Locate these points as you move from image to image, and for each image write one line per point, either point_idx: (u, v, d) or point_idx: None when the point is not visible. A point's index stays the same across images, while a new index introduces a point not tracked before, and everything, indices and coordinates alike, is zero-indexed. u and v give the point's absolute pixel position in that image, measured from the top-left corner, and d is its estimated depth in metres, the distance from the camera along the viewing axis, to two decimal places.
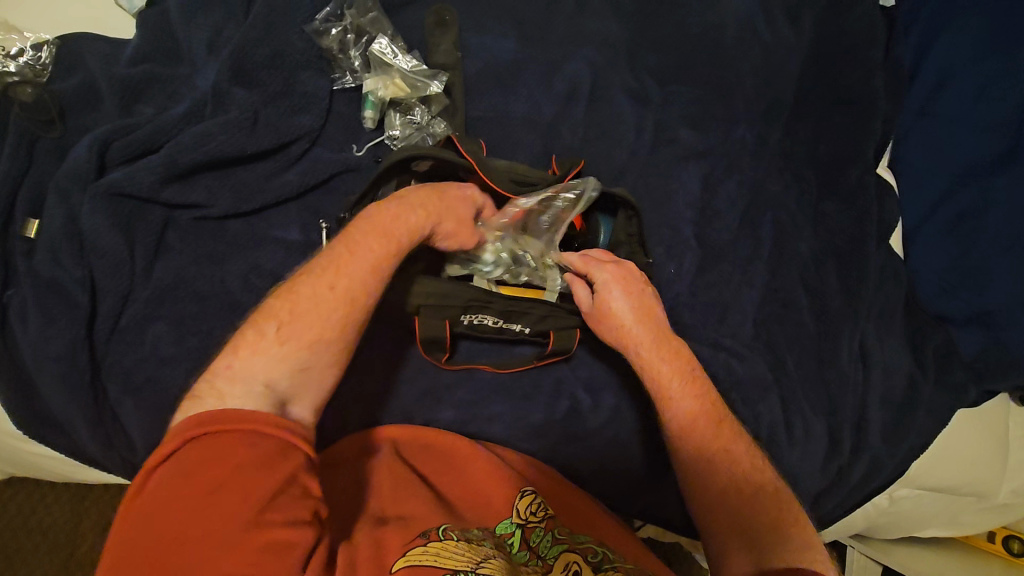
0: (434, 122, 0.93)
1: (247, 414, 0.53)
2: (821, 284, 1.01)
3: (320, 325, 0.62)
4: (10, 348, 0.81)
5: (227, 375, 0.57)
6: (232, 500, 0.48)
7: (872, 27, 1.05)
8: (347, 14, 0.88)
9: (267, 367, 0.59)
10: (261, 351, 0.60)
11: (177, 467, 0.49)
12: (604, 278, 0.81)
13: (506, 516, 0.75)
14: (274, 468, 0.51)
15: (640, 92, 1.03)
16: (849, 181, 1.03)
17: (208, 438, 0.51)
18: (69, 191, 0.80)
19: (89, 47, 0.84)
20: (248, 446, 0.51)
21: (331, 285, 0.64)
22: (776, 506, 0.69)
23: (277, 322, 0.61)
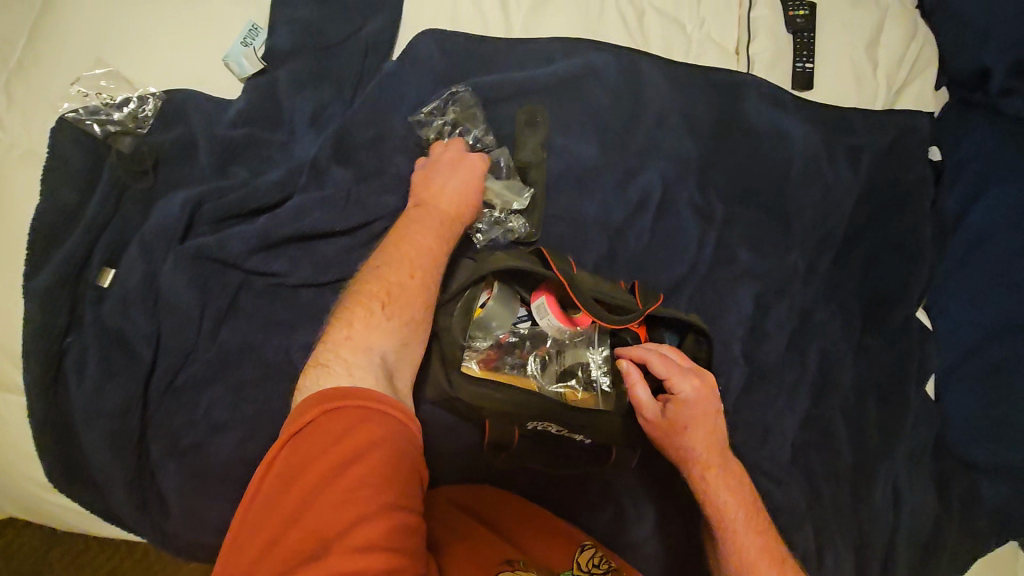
0: (513, 219, 0.96)
1: (372, 395, 0.61)
2: (860, 418, 1.04)
3: (412, 304, 0.73)
4: (58, 397, 0.78)
5: (349, 345, 0.68)
6: (366, 476, 0.55)
7: (924, 183, 1.12)
8: (450, 110, 0.91)
9: (381, 342, 0.70)
10: (373, 325, 0.70)
11: (313, 433, 0.57)
12: (684, 395, 0.80)
13: (568, 566, 0.82)
14: (399, 452, 0.58)
15: (706, 210, 1.07)
16: (895, 321, 1.07)
17: (343, 410, 0.59)
18: (154, 247, 0.79)
19: (192, 103, 0.84)
20: (379, 425, 0.59)
21: (412, 272, 0.75)
22: None
23: (381, 300, 0.72)
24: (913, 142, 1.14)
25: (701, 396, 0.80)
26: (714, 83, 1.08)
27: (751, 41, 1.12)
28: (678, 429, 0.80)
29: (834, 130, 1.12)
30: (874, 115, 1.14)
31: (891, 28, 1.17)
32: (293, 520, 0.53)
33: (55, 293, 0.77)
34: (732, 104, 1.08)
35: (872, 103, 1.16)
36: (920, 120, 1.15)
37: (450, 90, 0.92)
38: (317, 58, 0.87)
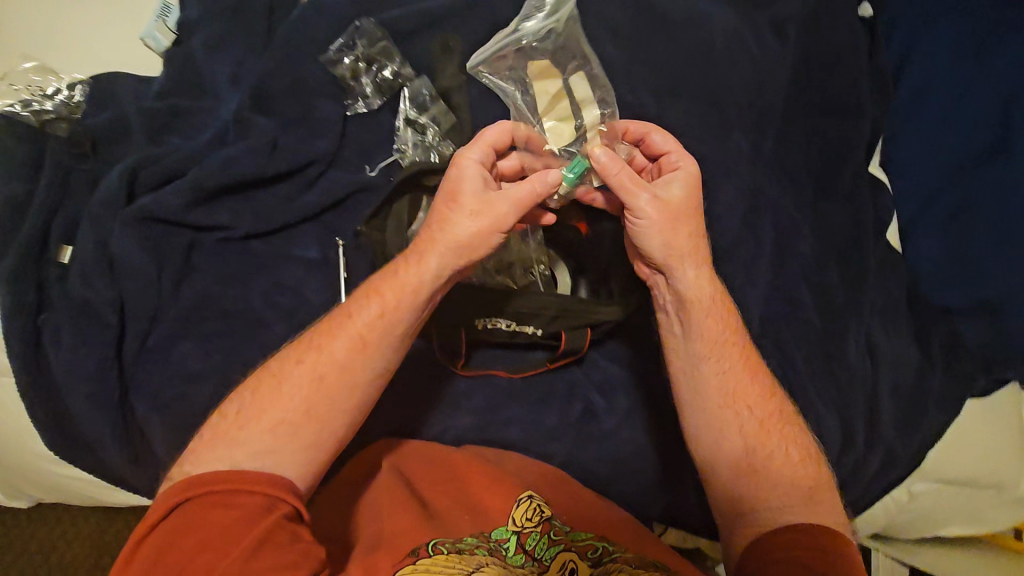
0: (443, 143, 0.97)
1: (235, 476, 0.61)
2: (824, 282, 1.04)
3: (284, 407, 0.66)
4: (42, 371, 0.84)
5: (227, 441, 0.65)
6: (216, 554, 0.55)
7: (855, 39, 1.11)
8: (359, 45, 0.95)
9: (239, 448, 0.64)
10: (228, 431, 0.66)
11: (159, 536, 0.57)
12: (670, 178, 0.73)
13: (502, 523, 0.72)
14: (258, 520, 0.59)
15: (637, 107, 1.09)
16: (844, 181, 1.07)
17: (195, 504, 0.58)
18: (102, 217, 0.84)
19: (119, 84, 0.90)
20: (232, 507, 0.59)
21: (298, 361, 0.69)
22: (788, 461, 0.74)
23: (243, 406, 0.68)
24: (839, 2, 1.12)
25: (689, 183, 0.73)
26: None
27: None
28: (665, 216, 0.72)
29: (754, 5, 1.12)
30: None
31: None
32: None
33: (20, 274, 0.82)
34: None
35: None
36: None
37: (354, 25, 0.95)
38: (225, 20, 0.91)
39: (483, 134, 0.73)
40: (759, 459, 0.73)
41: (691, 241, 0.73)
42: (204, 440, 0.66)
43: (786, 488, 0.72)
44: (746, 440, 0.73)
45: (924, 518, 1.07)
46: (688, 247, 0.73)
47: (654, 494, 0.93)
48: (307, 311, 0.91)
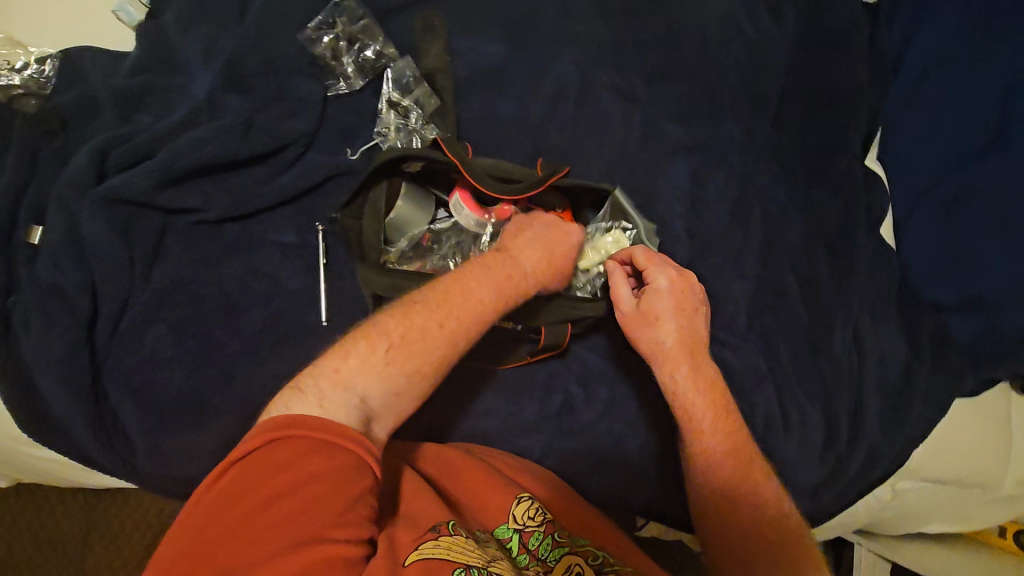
0: (427, 128, 0.95)
1: (321, 423, 0.59)
2: (813, 275, 1.02)
3: (422, 358, 0.67)
4: (12, 354, 0.83)
5: (333, 377, 0.63)
6: (304, 505, 0.54)
7: (852, 25, 1.08)
8: (338, 23, 0.92)
9: (366, 382, 0.64)
10: (367, 365, 0.64)
11: (251, 469, 0.55)
12: (660, 282, 0.81)
13: (503, 520, 0.73)
14: (345, 475, 0.57)
15: (626, 91, 1.06)
16: (838, 172, 1.04)
17: (292, 441, 0.57)
18: (71, 198, 0.82)
19: (91, 59, 0.87)
20: (328, 457, 0.57)
21: (441, 321, 0.69)
22: (781, 530, 0.71)
23: (388, 342, 0.66)
24: None
25: (677, 287, 0.82)
26: None
27: None
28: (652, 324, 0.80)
29: None
30: None
31: None
32: (218, 536, 0.52)
33: None
34: None
35: None
36: None
37: (334, 2, 0.92)
38: None
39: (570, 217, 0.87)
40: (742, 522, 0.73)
41: (678, 339, 0.80)
42: (350, 356, 0.65)
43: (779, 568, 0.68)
44: (733, 519, 0.74)
45: (906, 515, 1.07)
46: (672, 355, 0.80)
47: (631, 488, 0.92)
48: (283, 297, 0.90)
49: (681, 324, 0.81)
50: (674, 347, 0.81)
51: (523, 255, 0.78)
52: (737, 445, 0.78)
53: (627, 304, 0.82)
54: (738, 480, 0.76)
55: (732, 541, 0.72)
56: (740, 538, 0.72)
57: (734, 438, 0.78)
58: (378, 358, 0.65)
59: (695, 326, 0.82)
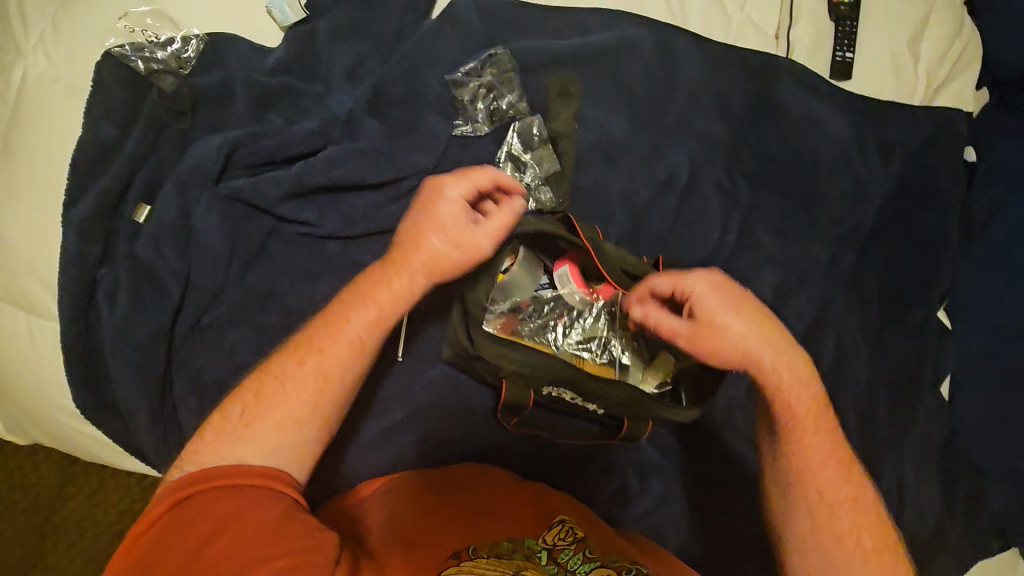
0: (541, 189, 0.96)
1: (227, 470, 0.64)
2: (870, 411, 1.05)
3: (294, 408, 0.68)
4: (90, 327, 0.80)
5: (207, 456, 0.65)
6: (240, 535, 0.59)
7: (954, 181, 1.11)
8: (487, 72, 0.93)
9: (237, 446, 0.66)
10: (226, 431, 0.67)
11: (181, 515, 0.61)
12: (698, 287, 0.75)
13: (534, 538, 0.78)
14: (268, 506, 0.62)
15: (732, 193, 1.07)
16: (913, 319, 1.07)
17: (208, 488, 0.62)
18: (189, 186, 0.80)
19: (233, 47, 0.85)
20: (234, 496, 0.62)
21: (304, 360, 0.71)
22: (864, 521, 0.74)
23: (253, 395, 0.69)
24: (947, 140, 1.12)
25: (711, 281, 0.76)
26: (751, 65, 1.07)
27: (793, 26, 1.11)
28: (718, 327, 0.73)
29: (869, 122, 1.10)
30: (911, 110, 1.12)
31: (938, 21, 1.15)
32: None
33: (91, 224, 0.79)
34: (768, 88, 1.07)
35: (910, 99, 1.14)
36: (956, 117, 1.13)
37: (488, 51, 0.94)
38: (357, 11, 0.88)
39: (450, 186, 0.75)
40: (832, 517, 0.73)
41: (769, 330, 0.75)
42: (205, 440, 0.66)
43: (851, 558, 0.71)
44: (812, 514, 0.74)
45: None
46: (762, 350, 0.75)
47: None
48: None
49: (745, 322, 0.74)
50: (754, 337, 0.74)
51: (415, 246, 0.74)
52: (824, 435, 0.77)
53: (680, 322, 0.75)
54: (818, 469, 0.75)
55: (811, 548, 0.73)
56: (821, 540, 0.73)
57: (817, 429, 0.76)
58: (236, 423, 0.67)
59: (774, 334, 0.76)
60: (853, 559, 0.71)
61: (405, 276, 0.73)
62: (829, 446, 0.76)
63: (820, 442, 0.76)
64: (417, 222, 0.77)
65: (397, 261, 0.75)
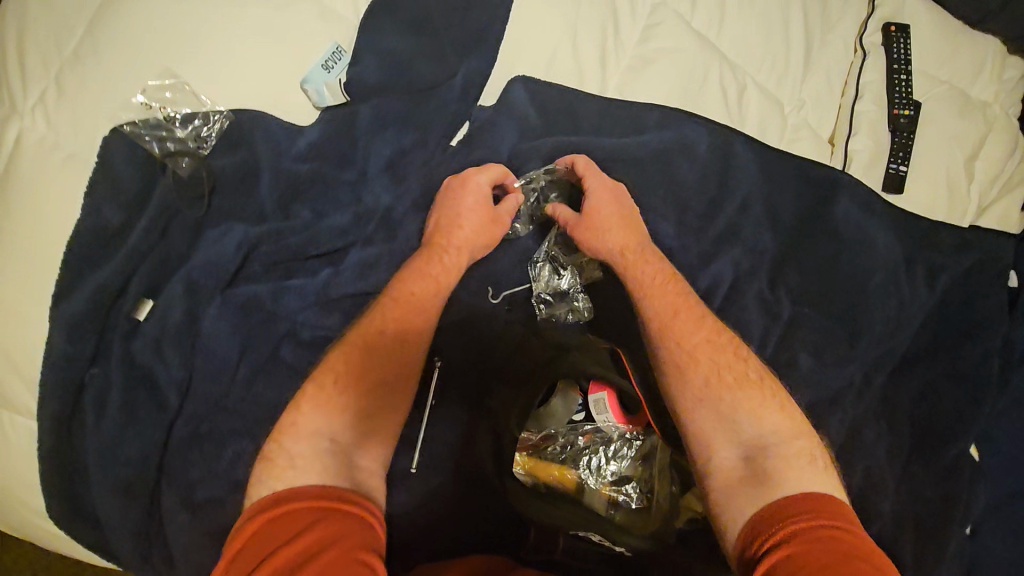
0: (580, 296, 0.89)
1: (306, 492, 0.54)
2: (894, 549, 1.00)
3: (381, 373, 0.68)
4: (73, 431, 0.71)
5: (293, 432, 0.62)
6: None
7: (1000, 313, 1.07)
8: (540, 176, 0.87)
9: (331, 423, 0.63)
10: (323, 401, 0.64)
11: (256, 551, 0.50)
12: (594, 185, 0.84)
13: None
14: (334, 549, 0.49)
15: (773, 307, 1.02)
16: (946, 454, 1.03)
17: (278, 520, 0.52)
18: (201, 285, 0.72)
19: (262, 129, 0.76)
20: (309, 529, 0.51)
21: (383, 329, 0.70)
22: (750, 412, 0.72)
23: (336, 375, 0.66)
24: (993, 270, 1.08)
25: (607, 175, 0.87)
26: (807, 175, 1.02)
27: (851, 136, 1.05)
28: (598, 219, 0.84)
29: (920, 243, 1.06)
30: (961, 233, 1.08)
31: (994, 143, 1.11)
32: None
33: (87, 319, 0.70)
34: (822, 200, 1.02)
35: (960, 220, 1.10)
36: (1005, 245, 1.09)
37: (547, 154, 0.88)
38: (404, 98, 0.80)
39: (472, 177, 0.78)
40: (715, 398, 0.73)
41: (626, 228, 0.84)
42: (301, 408, 0.64)
43: (760, 430, 0.70)
44: (694, 388, 0.74)
45: None
46: (621, 231, 0.84)
47: None
48: None
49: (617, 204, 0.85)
50: (623, 239, 0.83)
51: (450, 235, 0.76)
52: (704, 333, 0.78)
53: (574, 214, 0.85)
54: (693, 350, 0.76)
55: (706, 412, 0.73)
56: (717, 401, 0.73)
57: (674, 310, 0.79)
58: (330, 394, 0.65)
59: (651, 267, 0.83)
60: (749, 433, 0.70)
61: (453, 254, 0.75)
62: (694, 320, 0.79)
63: (677, 330, 0.78)
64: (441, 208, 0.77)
65: (434, 247, 0.76)
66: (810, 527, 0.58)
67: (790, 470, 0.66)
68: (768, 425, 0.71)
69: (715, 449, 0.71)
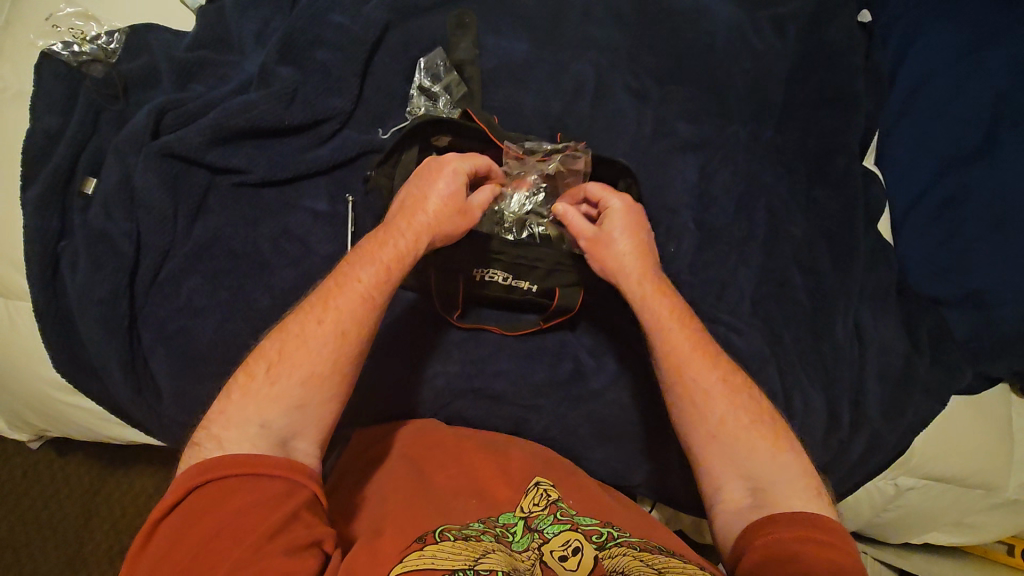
0: (454, 112, 1.03)
1: (253, 460, 0.61)
2: (815, 265, 1.07)
3: (315, 362, 0.69)
4: (58, 293, 0.89)
5: (221, 422, 0.65)
6: (247, 535, 0.57)
7: (852, 38, 1.16)
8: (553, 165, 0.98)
9: (259, 409, 0.65)
10: (252, 390, 0.67)
11: (195, 508, 0.58)
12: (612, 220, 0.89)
13: (509, 509, 0.75)
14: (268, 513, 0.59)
15: (640, 91, 1.14)
16: (838, 169, 1.10)
17: (215, 483, 0.60)
18: (127, 152, 0.89)
19: (154, 34, 0.96)
20: (248, 490, 0.60)
21: (320, 319, 0.71)
22: (762, 450, 0.73)
23: (266, 362, 0.69)
24: (838, 4, 1.17)
25: (630, 211, 0.90)
26: None
27: None
28: (607, 243, 0.88)
29: (756, 3, 1.17)
30: None
31: None
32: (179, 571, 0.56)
33: (47, 199, 0.88)
34: None
35: None
36: None
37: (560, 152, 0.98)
38: None
39: (478, 157, 0.89)
40: (733, 432, 0.74)
41: (644, 266, 0.87)
42: (232, 391, 0.67)
43: (768, 468, 0.72)
44: (713, 424, 0.75)
45: (911, 512, 1.10)
46: (635, 264, 0.87)
47: (634, 457, 0.96)
48: (312, 259, 0.94)
49: (635, 244, 0.88)
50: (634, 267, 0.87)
51: (415, 216, 0.81)
52: (710, 359, 0.80)
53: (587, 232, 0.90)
54: (709, 391, 0.77)
55: (717, 445, 0.75)
56: (728, 439, 0.74)
57: (696, 348, 0.80)
58: (259, 388, 0.67)
59: (673, 306, 0.84)
60: (758, 471, 0.72)
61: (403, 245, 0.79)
62: (712, 364, 0.79)
63: (709, 369, 0.79)
64: (420, 187, 0.84)
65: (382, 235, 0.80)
66: (807, 548, 0.63)
67: (790, 498, 0.69)
68: (781, 463, 0.73)
69: (725, 481, 0.73)
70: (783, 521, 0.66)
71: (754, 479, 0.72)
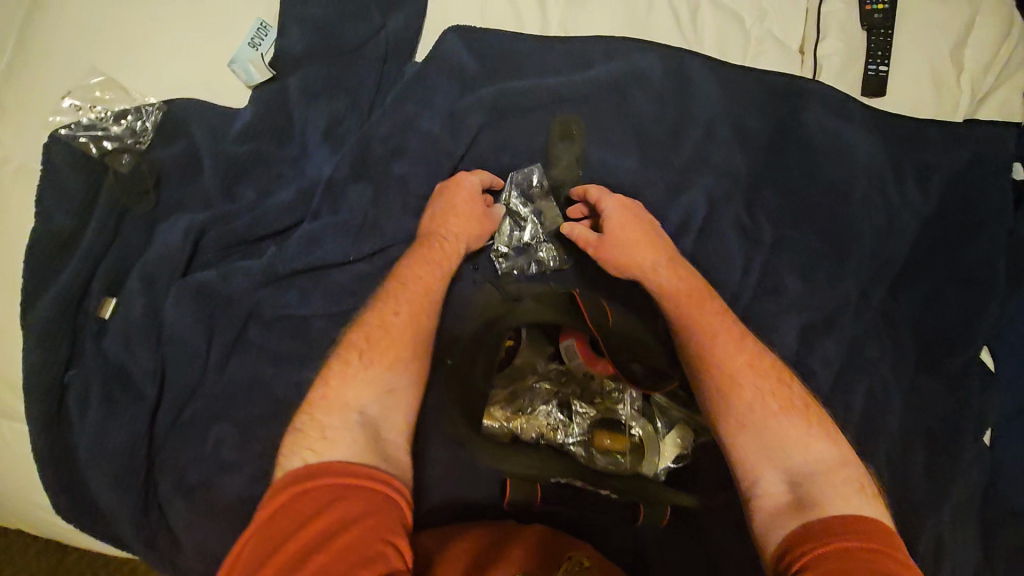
0: (544, 245, 0.88)
1: (348, 466, 0.59)
2: (904, 466, 0.98)
3: (398, 345, 0.70)
4: (64, 431, 0.75)
5: (323, 406, 0.65)
6: (341, 558, 0.52)
7: (1002, 206, 1.00)
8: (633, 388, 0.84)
9: (359, 395, 0.66)
10: (349, 376, 0.67)
11: (285, 523, 0.54)
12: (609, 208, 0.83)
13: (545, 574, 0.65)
14: (359, 525, 0.54)
15: (753, 232, 0.97)
16: (951, 361, 0.98)
17: (313, 493, 0.57)
18: (155, 279, 0.76)
19: (196, 114, 0.78)
20: (342, 503, 0.56)
21: (396, 311, 0.73)
22: (793, 438, 0.69)
23: (358, 352, 0.69)
24: (995, 161, 1.00)
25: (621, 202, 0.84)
26: (772, 90, 0.97)
27: (821, 40, 0.99)
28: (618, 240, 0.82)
29: (904, 144, 1.00)
30: (951, 128, 1.01)
31: (983, 24, 1.02)
32: None
33: (54, 325, 0.74)
34: (790, 114, 0.97)
35: (953, 114, 1.02)
36: (1005, 132, 1.00)
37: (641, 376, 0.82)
38: (332, 65, 0.80)
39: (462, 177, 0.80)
40: (759, 423, 0.70)
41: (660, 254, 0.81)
42: (328, 379, 0.68)
43: (802, 458, 0.67)
44: (736, 413, 0.71)
45: None
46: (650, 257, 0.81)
47: None
48: None
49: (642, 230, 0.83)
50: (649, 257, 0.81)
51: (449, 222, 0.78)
52: (738, 345, 0.76)
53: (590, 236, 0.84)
54: (741, 381, 0.73)
55: (747, 434, 0.70)
56: (759, 430, 0.69)
57: (713, 335, 0.76)
58: (356, 368, 0.68)
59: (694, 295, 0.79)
60: (791, 458, 0.67)
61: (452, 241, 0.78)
62: (736, 346, 0.75)
63: (735, 354, 0.74)
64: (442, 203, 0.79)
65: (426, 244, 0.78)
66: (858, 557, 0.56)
67: (833, 494, 0.63)
68: (816, 455, 0.68)
69: (761, 473, 0.68)
70: (834, 521, 0.60)
71: (792, 478, 0.66)
